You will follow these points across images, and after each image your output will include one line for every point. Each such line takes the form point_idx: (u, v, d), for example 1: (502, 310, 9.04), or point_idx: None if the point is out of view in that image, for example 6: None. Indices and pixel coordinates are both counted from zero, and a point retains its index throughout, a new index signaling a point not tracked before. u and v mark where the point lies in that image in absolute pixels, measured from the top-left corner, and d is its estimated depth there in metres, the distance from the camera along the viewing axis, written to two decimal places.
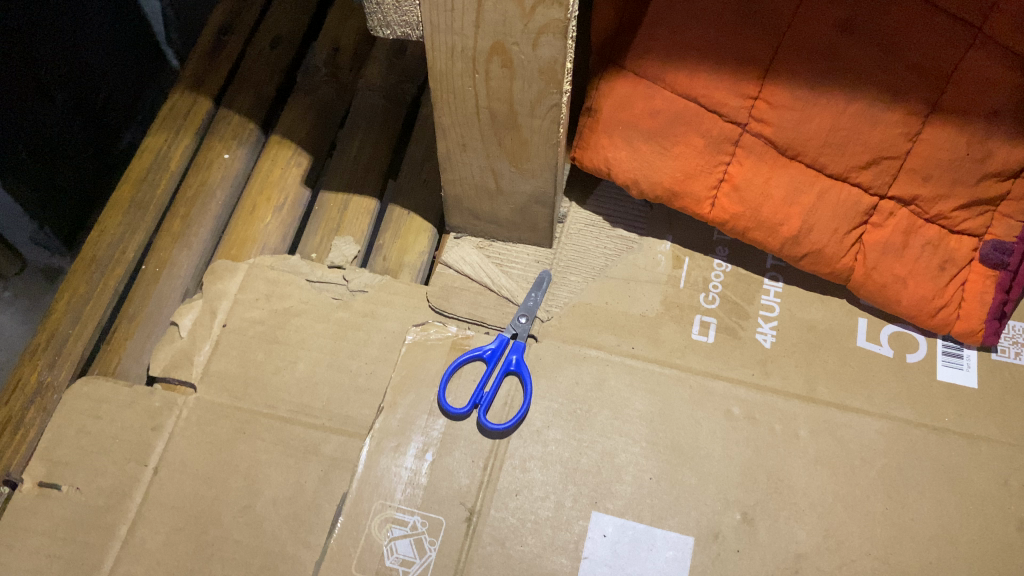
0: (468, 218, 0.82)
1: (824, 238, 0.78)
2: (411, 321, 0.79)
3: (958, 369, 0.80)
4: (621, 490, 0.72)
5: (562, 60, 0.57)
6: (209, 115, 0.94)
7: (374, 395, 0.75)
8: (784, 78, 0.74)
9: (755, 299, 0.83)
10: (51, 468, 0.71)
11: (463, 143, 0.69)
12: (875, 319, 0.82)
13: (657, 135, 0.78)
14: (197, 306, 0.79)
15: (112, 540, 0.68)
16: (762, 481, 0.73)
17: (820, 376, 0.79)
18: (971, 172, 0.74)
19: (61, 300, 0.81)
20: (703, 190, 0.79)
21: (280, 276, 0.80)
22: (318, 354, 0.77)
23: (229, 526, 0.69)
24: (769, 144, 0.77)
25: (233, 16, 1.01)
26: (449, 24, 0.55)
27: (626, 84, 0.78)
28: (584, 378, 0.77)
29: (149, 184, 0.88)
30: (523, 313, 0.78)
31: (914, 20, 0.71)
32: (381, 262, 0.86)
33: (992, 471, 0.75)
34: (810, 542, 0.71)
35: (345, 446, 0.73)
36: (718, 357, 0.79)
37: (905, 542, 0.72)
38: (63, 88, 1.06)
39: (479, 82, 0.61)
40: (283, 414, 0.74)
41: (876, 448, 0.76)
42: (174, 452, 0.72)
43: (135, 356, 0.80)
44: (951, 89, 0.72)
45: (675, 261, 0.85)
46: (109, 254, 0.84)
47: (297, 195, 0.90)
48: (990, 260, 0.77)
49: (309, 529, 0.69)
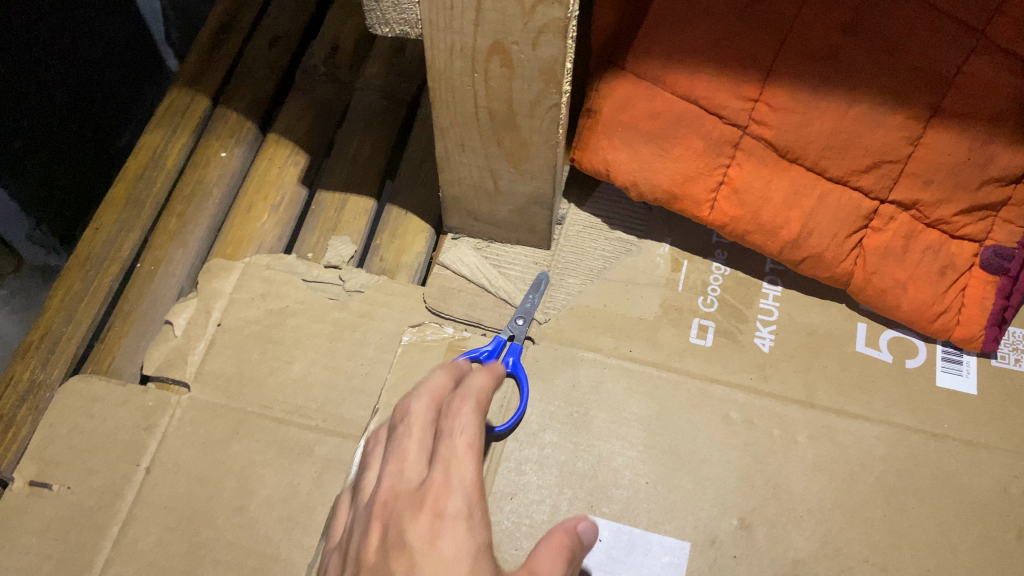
0: (466, 219, 0.82)
1: (824, 242, 0.77)
2: (407, 322, 0.78)
3: (958, 375, 0.80)
4: (618, 494, 0.72)
5: (562, 60, 0.56)
6: (207, 112, 0.94)
7: (370, 396, 0.75)
8: (785, 81, 0.73)
9: (754, 303, 0.82)
10: (43, 467, 0.70)
11: (462, 143, 0.68)
12: (874, 324, 0.82)
13: (657, 137, 0.78)
14: (192, 304, 0.79)
15: (104, 541, 0.67)
16: (760, 486, 0.73)
17: (819, 381, 0.78)
18: (972, 176, 0.73)
19: (55, 298, 0.81)
20: (703, 193, 0.79)
21: (276, 276, 0.80)
22: (314, 354, 0.76)
23: (222, 527, 0.68)
24: (769, 147, 0.77)
25: (232, 14, 1.01)
26: (449, 22, 0.55)
27: (626, 85, 0.77)
28: (582, 381, 0.77)
29: (145, 181, 0.88)
30: (520, 316, 0.77)
31: (916, 24, 0.71)
32: (378, 262, 0.86)
33: (993, 478, 0.75)
34: (808, 548, 0.70)
35: (340, 448, 0.72)
36: (717, 361, 0.79)
37: (903, 548, 0.71)
38: (61, 86, 1.06)
39: (479, 81, 0.60)
40: (277, 414, 0.73)
41: (875, 453, 0.75)
42: (168, 452, 0.71)
43: (129, 355, 0.79)
44: (953, 93, 0.72)
45: (674, 264, 0.84)
46: (105, 252, 0.83)
47: (294, 194, 0.89)
48: (990, 266, 0.76)
49: (303, 531, 0.68)
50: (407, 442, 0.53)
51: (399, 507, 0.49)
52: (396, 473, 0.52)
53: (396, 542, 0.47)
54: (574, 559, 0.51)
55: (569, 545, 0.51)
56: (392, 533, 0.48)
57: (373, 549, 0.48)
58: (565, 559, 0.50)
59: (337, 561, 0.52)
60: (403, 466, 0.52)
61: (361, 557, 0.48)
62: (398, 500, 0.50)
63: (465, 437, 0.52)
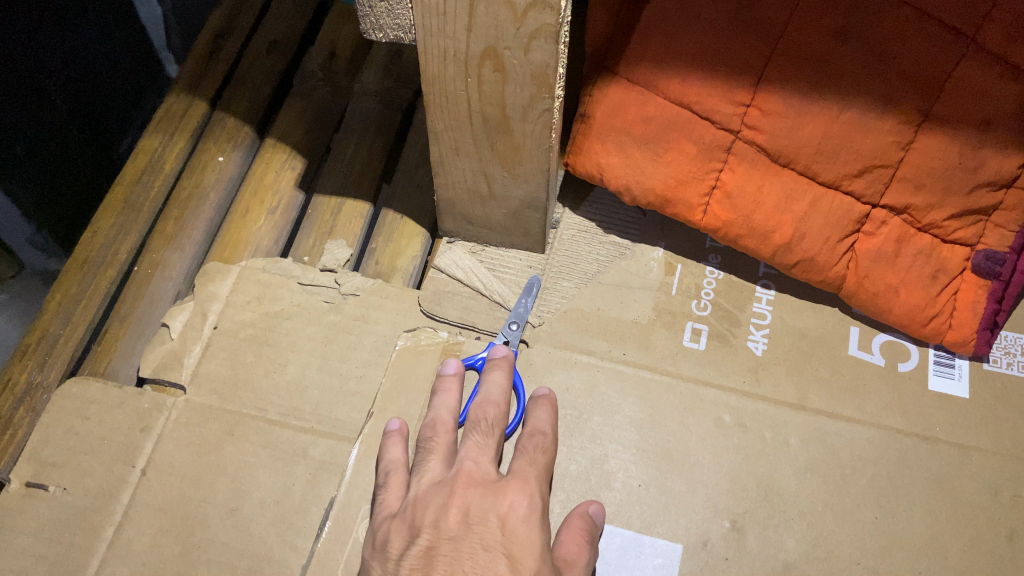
0: (461, 223, 0.82)
1: (816, 246, 0.78)
2: (402, 325, 0.79)
3: (950, 379, 0.80)
4: (610, 496, 0.72)
5: (553, 65, 0.57)
6: (205, 117, 0.95)
7: (364, 399, 0.75)
8: (776, 86, 0.74)
9: (747, 306, 0.83)
10: (38, 468, 0.71)
11: (455, 147, 0.69)
12: (866, 328, 0.82)
13: (649, 142, 0.79)
14: (188, 308, 0.79)
15: (98, 542, 0.68)
16: (752, 488, 0.73)
17: (811, 385, 0.79)
18: (963, 181, 0.73)
19: (53, 300, 0.81)
20: (695, 197, 0.80)
21: (272, 279, 0.80)
22: (309, 357, 0.77)
23: (217, 528, 0.68)
24: (761, 151, 0.77)
25: (230, 20, 1.02)
26: (441, 27, 0.56)
27: (619, 90, 0.78)
28: (575, 384, 0.77)
29: (142, 186, 0.88)
30: (513, 321, 0.78)
31: (907, 29, 0.72)
32: (374, 265, 0.86)
33: (983, 481, 0.75)
34: (799, 550, 0.71)
35: (334, 450, 0.72)
36: (710, 364, 0.79)
37: (894, 551, 0.71)
38: (61, 90, 1.07)
39: (471, 86, 0.61)
40: (271, 416, 0.74)
41: (867, 456, 0.75)
42: (163, 454, 0.72)
43: (125, 358, 0.80)
44: (944, 98, 0.72)
45: (668, 268, 0.85)
46: (102, 255, 0.84)
47: (290, 198, 0.90)
48: (982, 270, 0.76)
49: (296, 533, 0.69)
50: (488, 438, 0.66)
51: (479, 491, 0.62)
52: (473, 463, 0.64)
53: (478, 518, 0.60)
54: (592, 541, 0.64)
55: (587, 528, 0.64)
56: (476, 511, 0.60)
57: (453, 520, 0.60)
58: (585, 541, 0.64)
59: (402, 525, 0.62)
60: (481, 457, 0.65)
61: (440, 526, 0.60)
62: (478, 488, 0.62)
63: (544, 451, 0.66)
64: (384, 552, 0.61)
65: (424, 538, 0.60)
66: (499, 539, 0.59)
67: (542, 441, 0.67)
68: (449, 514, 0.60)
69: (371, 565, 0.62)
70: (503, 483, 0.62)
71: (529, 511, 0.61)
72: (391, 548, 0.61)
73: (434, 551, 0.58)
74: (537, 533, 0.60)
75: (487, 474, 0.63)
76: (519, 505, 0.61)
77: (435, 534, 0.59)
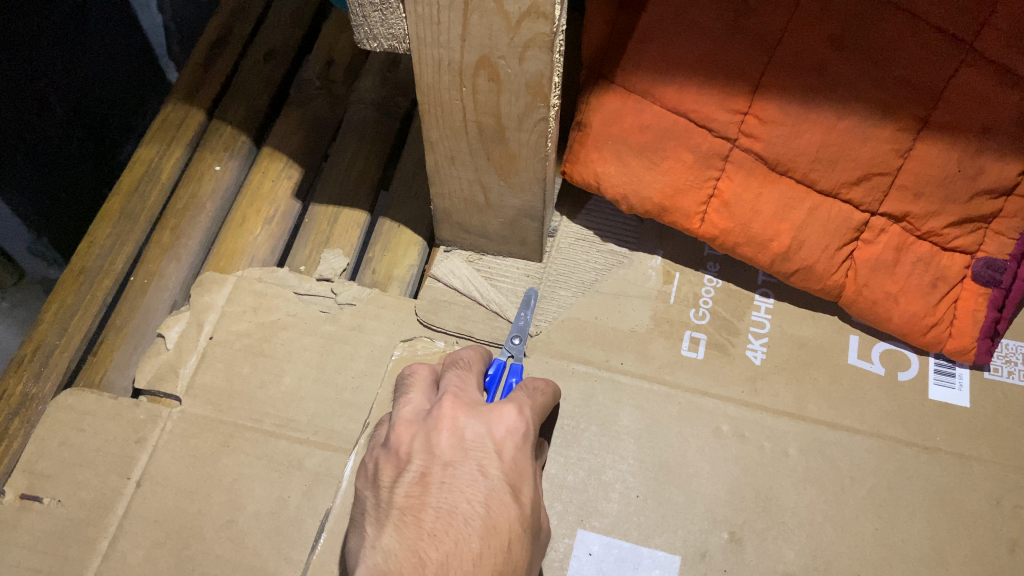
0: (458, 232, 0.82)
1: (815, 254, 0.77)
2: (399, 335, 0.79)
3: (950, 388, 0.79)
4: (608, 508, 0.72)
5: (549, 74, 0.57)
6: (202, 126, 0.95)
7: (360, 410, 0.75)
8: (774, 94, 0.73)
9: (745, 315, 0.82)
10: (33, 481, 0.71)
11: (451, 156, 0.69)
12: (865, 336, 0.82)
13: (646, 150, 0.78)
14: (184, 318, 0.79)
15: (92, 555, 0.68)
16: (751, 499, 0.72)
17: (810, 394, 0.78)
18: (962, 188, 0.73)
19: (48, 311, 0.81)
20: (693, 205, 0.79)
21: (268, 289, 0.80)
22: (305, 367, 0.77)
23: (212, 541, 0.68)
24: (759, 159, 0.77)
25: (228, 29, 1.02)
26: (435, 37, 0.55)
27: (616, 99, 0.78)
28: (572, 394, 0.77)
29: (139, 196, 0.88)
30: (517, 335, 0.77)
31: (905, 35, 0.71)
32: (370, 275, 0.86)
33: (985, 492, 0.74)
34: (798, 562, 0.70)
35: (330, 462, 0.72)
36: (708, 374, 0.79)
37: (894, 563, 0.71)
38: (62, 100, 1.07)
39: (467, 95, 0.60)
40: (267, 428, 0.73)
41: (867, 467, 0.75)
42: (158, 465, 0.71)
43: (121, 369, 0.79)
44: (942, 105, 0.72)
45: (666, 276, 0.84)
46: (98, 265, 0.84)
47: (287, 207, 0.90)
48: (982, 278, 0.76)
49: (291, 545, 0.68)
50: (467, 377, 0.67)
51: (471, 415, 0.60)
52: (459, 392, 0.64)
53: (475, 444, 0.58)
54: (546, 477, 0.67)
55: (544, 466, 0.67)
56: (469, 437, 0.59)
57: (448, 445, 0.58)
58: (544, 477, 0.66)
59: (392, 454, 0.60)
60: (463, 389, 0.64)
61: (433, 451, 0.58)
62: (468, 412, 0.61)
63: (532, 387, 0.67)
64: (376, 483, 0.59)
65: (417, 465, 0.58)
66: (497, 464, 0.58)
67: (541, 382, 0.68)
68: (442, 438, 0.59)
69: (362, 498, 0.59)
70: (493, 406, 0.62)
71: (521, 438, 0.60)
72: (382, 480, 0.59)
73: (429, 479, 0.56)
74: (529, 460, 0.60)
75: (474, 402, 0.63)
76: (512, 430, 0.60)
77: (428, 462, 0.58)
